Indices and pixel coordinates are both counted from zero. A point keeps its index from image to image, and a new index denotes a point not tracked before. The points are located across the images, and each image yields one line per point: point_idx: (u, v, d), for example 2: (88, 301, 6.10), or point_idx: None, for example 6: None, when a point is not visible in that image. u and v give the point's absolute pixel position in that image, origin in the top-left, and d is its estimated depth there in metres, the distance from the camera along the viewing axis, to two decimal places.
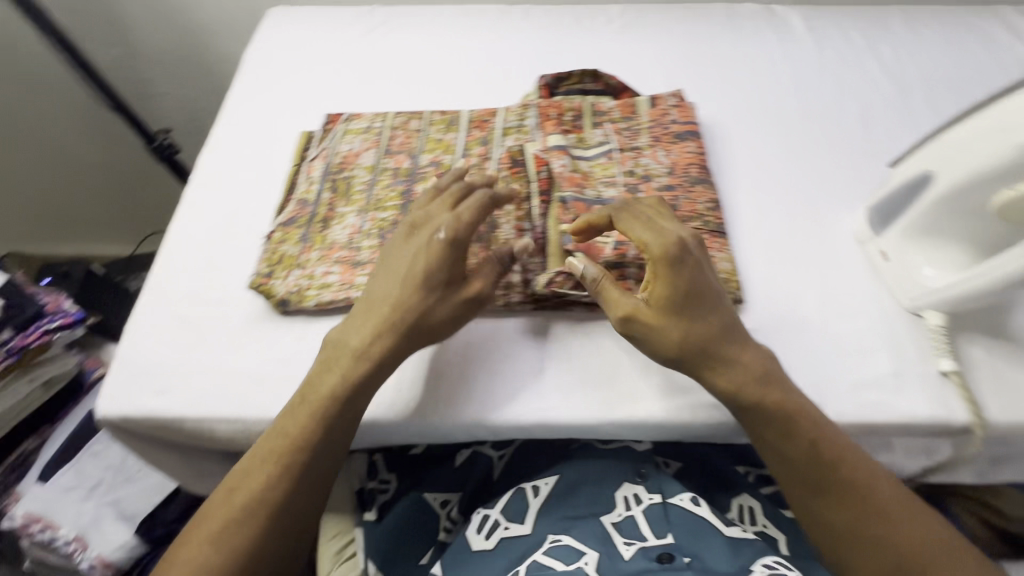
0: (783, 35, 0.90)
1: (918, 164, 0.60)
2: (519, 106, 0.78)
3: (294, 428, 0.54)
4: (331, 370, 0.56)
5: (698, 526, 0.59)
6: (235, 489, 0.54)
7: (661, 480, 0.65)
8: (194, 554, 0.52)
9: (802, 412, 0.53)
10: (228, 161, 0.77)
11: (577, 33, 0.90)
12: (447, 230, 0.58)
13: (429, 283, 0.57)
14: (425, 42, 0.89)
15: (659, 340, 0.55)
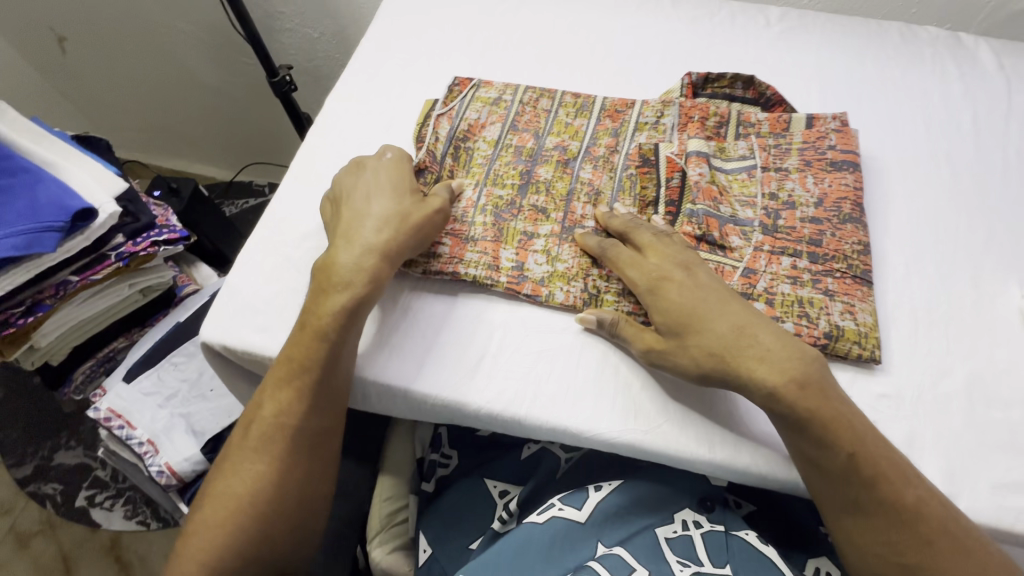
0: (967, 68, 0.79)
1: None
2: (660, 100, 0.72)
3: (299, 354, 0.54)
4: (326, 294, 0.55)
5: (763, 566, 0.53)
6: (251, 423, 0.55)
7: (725, 514, 0.60)
8: (228, 482, 0.53)
9: (863, 454, 0.48)
10: (353, 109, 0.76)
11: (730, 32, 0.83)
12: (394, 152, 0.64)
13: (396, 198, 0.59)
14: (565, 17, 0.85)
15: (678, 347, 0.53)
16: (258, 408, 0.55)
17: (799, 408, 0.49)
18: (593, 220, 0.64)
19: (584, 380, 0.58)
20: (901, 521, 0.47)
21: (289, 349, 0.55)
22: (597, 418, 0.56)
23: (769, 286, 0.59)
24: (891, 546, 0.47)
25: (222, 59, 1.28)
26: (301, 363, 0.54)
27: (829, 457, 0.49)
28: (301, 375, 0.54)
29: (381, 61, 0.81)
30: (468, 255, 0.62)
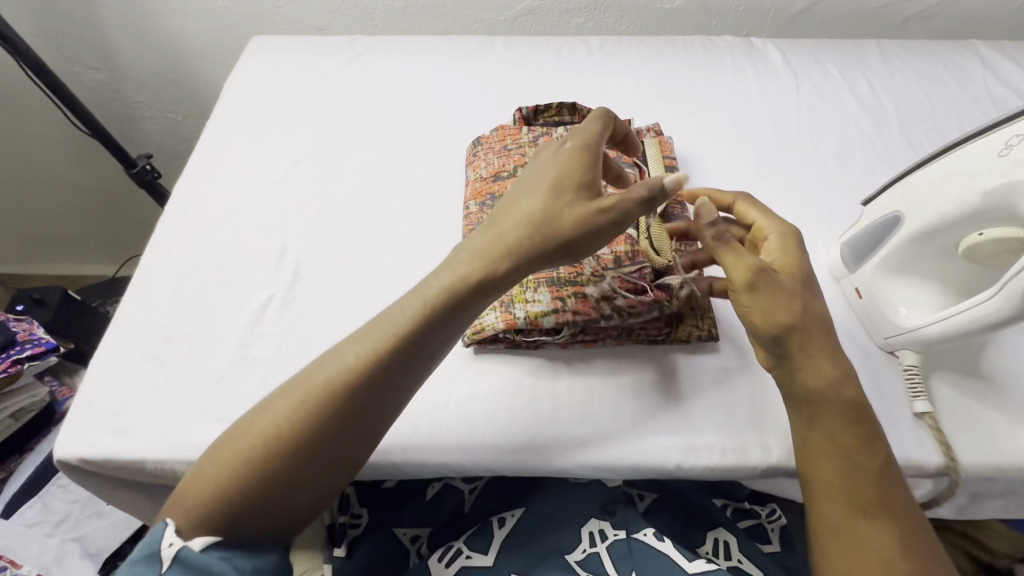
0: (760, 67, 0.91)
1: (888, 203, 0.57)
2: (498, 131, 0.76)
3: (322, 375, 0.48)
4: (411, 301, 0.50)
5: (663, 564, 0.58)
6: (328, 361, 0.49)
7: (627, 514, 0.63)
8: (277, 415, 0.47)
9: (865, 418, 0.50)
10: (205, 191, 0.76)
11: (557, 64, 0.91)
12: (573, 139, 0.52)
13: (557, 193, 0.50)
14: (406, 72, 0.90)
15: (796, 297, 0.51)
16: (258, 412, 0.49)
17: (849, 412, 0.49)
18: None
19: (459, 407, 0.59)
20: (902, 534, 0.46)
21: (334, 366, 0.48)
22: (472, 440, 0.58)
23: (595, 270, 0.61)
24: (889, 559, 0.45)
25: (84, 156, 1.24)
26: (332, 385, 0.48)
27: (851, 461, 0.48)
28: (328, 399, 0.47)
29: (230, 140, 0.82)
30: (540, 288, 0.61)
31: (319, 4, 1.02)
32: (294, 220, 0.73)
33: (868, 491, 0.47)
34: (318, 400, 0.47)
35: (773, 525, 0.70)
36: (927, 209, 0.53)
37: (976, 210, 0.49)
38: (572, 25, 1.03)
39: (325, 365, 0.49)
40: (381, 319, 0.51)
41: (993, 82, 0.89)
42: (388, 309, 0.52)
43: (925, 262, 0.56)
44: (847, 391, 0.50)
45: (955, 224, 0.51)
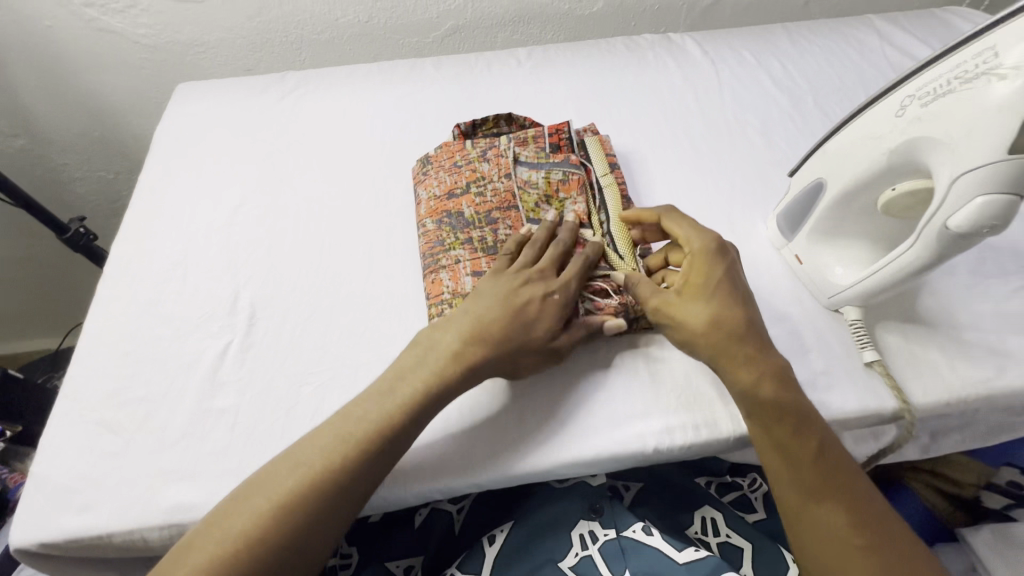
0: (681, 59, 0.96)
1: (812, 171, 0.61)
2: (442, 147, 0.75)
3: (289, 481, 0.48)
4: (373, 401, 0.53)
5: (654, 558, 0.60)
6: (296, 465, 0.49)
7: (616, 512, 0.64)
8: (247, 524, 0.46)
9: (802, 409, 0.53)
10: (146, 245, 0.74)
11: (490, 78, 0.93)
12: (559, 289, 0.59)
13: (511, 323, 0.56)
14: (341, 102, 0.90)
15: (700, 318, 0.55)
16: (215, 520, 0.47)
17: (781, 405, 0.52)
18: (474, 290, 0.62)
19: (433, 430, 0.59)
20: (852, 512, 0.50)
21: (300, 467, 0.49)
22: (452, 461, 0.58)
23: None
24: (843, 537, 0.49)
25: (13, 226, 1.18)
26: (295, 490, 0.48)
27: (794, 452, 0.51)
28: (299, 502, 0.47)
29: (167, 190, 0.80)
30: None
31: (244, 44, 1.01)
32: (243, 264, 0.71)
33: (811, 479, 0.50)
34: (282, 509, 0.47)
35: (756, 493, 0.74)
36: (842, 173, 0.56)
37: (885, 168, 0.53)
38: (500, 39, 1.06)
39: (286, 472, 0.49)
40: (348, 416, 0.52)
41: (891, 50, 0.96)
42: (353, 407, 0.53)
43: (852, 222, 0.59)
44: (778, 389, 0.53)
45: (870, 183, 0.54)
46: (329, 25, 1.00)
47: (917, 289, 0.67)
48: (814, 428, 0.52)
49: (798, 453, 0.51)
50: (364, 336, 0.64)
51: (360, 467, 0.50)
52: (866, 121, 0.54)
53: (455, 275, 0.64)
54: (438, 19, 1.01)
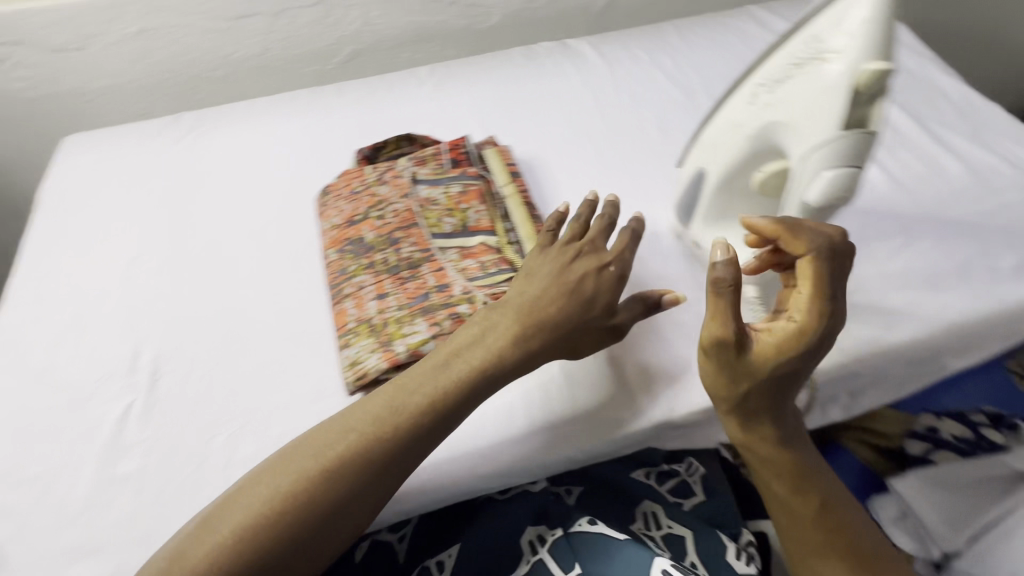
0: (578, 63, 0.98)
1: (693, 161, 0.63)
2: (343, 175, 0.76)
3: (338, 446, 0.50)
4: (414, 394, 0.53)
5: (603, 546, 0.62)
6: (324, 451, 0.50)
7: (562, 514, 0.67)
8: (275, 492, 0.48)
9: (804, 466, 0.58)
10: (35, 310, 0.70)
11: (392, 99, 0.93)
12: (614, 262, 0.61)
13: (566, 296, 0.58)
14: (240, 139, 0.88)
15: (757, 393, 0.53)
16: (249, 484, 0.49)
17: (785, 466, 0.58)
18: (378, 311, 0.62)
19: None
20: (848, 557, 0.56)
21: (338, 449, 0.50)
22: (417, 499, 0.59)
23: (465, 288, 0.63)
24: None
25: None
26: (333, 467, 0.49)
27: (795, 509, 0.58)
28: (334, 479, 0.49)
29: (57, 249, 0.76)
30: (417, 325, 0.60)
31: (134, 88, 0.97)
32: (145, 316, 0.68)
33: (816, 539, 0.57)
34: (322, 479, 0.49)
35: (693, 477, 0.76)
36: (717, 161, 0.59)
37: (751, 152, 0.55)
38: (402, 59, 1.06)
39: (339, 434, 0.51)
40: (393, 404, 0.52)
41: (771, 37, 1.02)
42: (407, 376, 0.54)
43: (735, 205, 0.62)
44: (776, 451, 0.57)
45: (741, 168, 0.57)
46: (223, 61, 0.97)
47: None
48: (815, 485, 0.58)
49: (801, 516, 0.57)
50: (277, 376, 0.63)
51: (385, 459, 0.50)
52: (729, 110, 0.56)
53: (360, 298, 0.64)
54: (336, 44, 1.00)
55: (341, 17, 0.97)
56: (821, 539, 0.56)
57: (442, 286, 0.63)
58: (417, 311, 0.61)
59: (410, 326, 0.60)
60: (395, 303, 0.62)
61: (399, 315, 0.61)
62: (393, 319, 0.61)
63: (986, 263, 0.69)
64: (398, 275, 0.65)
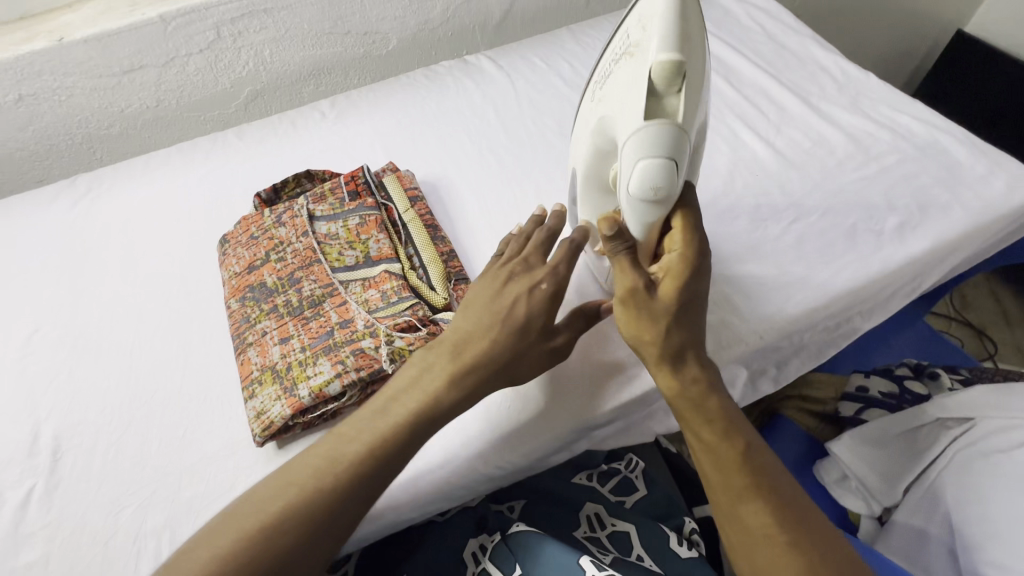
0: (478, 79, 1.00)
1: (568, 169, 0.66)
2: (242, 221, 0.74)
3: (273, 510, 0.47)
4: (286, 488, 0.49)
5: (540, 541, 0.61)
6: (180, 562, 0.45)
7: (502, 521, 0.67)
8: None
9: (732, 412, 0.52)
10: None
11: (294, 136, 0.92)
12: (547, 280, 0.58)
13: (501, 328, 0.56)
14: (139, 195, 0.86)
15: (670, 334, 0.53)
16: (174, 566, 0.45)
17: (705, 409, 0.52)
18: (281, 356, 0.61)
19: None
20: (782, 505, 0.49)
21: (189, 564, 0.45)
22: None
23: (367, 322, 0.62)
24: (779, 541, 0.48)
25: None
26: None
27: (718, 455, 0.51)
28: None
29: None
30: (321, 365, 0.59)
31: (24, 156, 0.94)
32: (44, 394, 0.66)
33: (740, 485, 0.49)
34: (245, 546, 0.45)
35: (634, 472, 0.76)
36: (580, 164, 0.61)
37: (603, 150, 0.57)
38: (306, 93, 1.06)
39: (272, 501, 0.48)
40: (267, 498, 0.48)
41: None
42: (347, 423, 0.53)
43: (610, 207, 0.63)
44: (703, 393, 0.52)
45: (601, 167, 0.59)
46: (116, 118, 0.95)
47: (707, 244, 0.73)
48: (741, 432, 0.51)
49: (731, 466, 0.50)
50: (186, 437, 0.61)
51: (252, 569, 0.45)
52: (583, 115, 0.60)
53: (261, 345, 0.63)
54: (233, 87, 0.99)
55: (232, 60, 0.96)
56: (745, 486, 0.49)
57: (344, 322, 0.63)
58: (320, 351, 0.61)
59: (314, 369, 0.59)
60: (297, 346, 0.62)
61: (301, 358, 0.61)
62: (296, 365, 0.60)
63: (871, 226, 0.73)
64: (299, 317, 0.64)
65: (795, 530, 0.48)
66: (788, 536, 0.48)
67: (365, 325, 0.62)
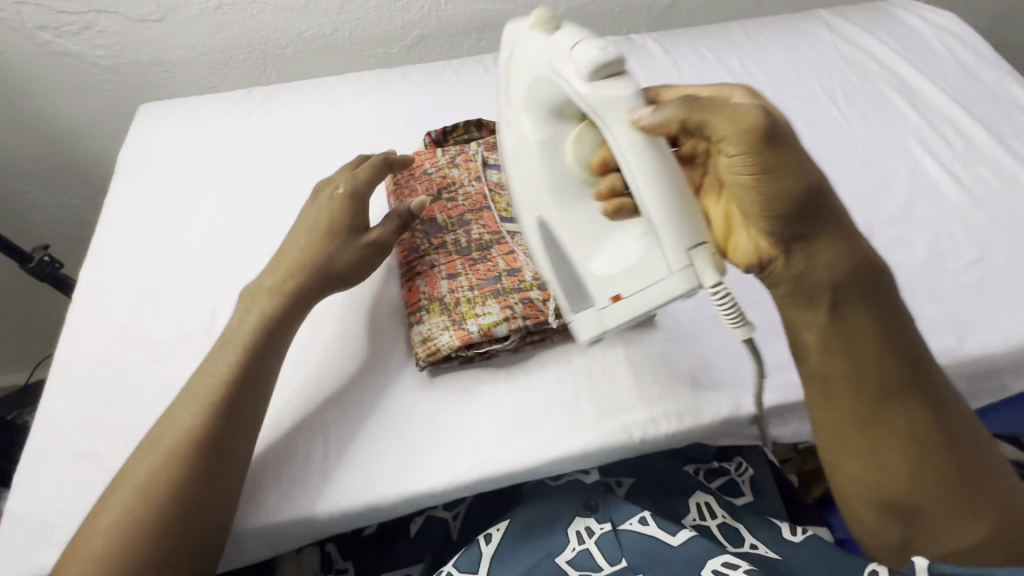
0: (644, 59, 0.98)
1: (530, 220, 0.59)
2: (414, 156, 0.77)
3: (228, 360, 0.56)
4: (188, 403, 0.53)
5: (651, 544, 0.60)
6: (141, 460, 0.51)
7: (611, 506, 0.65)
8: (122, 505, 0.48)
9: (874, 294, 0.49)
10: (119, 267, 0.72)
11: (458, 85, 0.94)
12: (343, 184, 0.66)
13: (363, 212, 0.65)
14: (310, 115, 0.90)
15: (801, 154, 0.47)
16: (162, 426, 0.52)
17: (864, 299, 0.49)
18: (450, 290, 0.64)
19: (429, 426, 0.59)
20: (930, 415, 0.50)
21: (151, 456, 0.51)
22: (472, 476, 0.56)
23: (536, 274, 0.64)
24: (919, 454, 0.49)
25: None
26: (154, 472, 0.49)
27: (876, 366, 0.49)
28: (163, 482, 0.49)
29: (132, 214, 0.78)
30: (490, 305, 0.62)
31: (206, 62, 1.00)
32: (218, 283, 0.70)
33: (874, 385, 0.49)
34: (184, 445, 0.51)
35: (742, 478, 0.74)
36: (546, 190, 0.57)
37: (550, 136, 0.56)
38: (466, 47, 1.07)
39: (222, 359, 0.56)
40: (183, 403, 0.54)
41: (840, 42, 1.01)
42: (231, 329, 0.58)
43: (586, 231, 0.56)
44: (844, 263, 0.48)
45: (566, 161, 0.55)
46: (294, 39, 1.00)
47: None
48: (885, 320, 0.50)
49: (886, 377, 0.49)
50: (349, 349, 0.65)
51: (195, 455, 0.50)
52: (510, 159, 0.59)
53: (430, 276, 0.65)
54: (403, 29, 1.02)
55: (410, 1, 0.99)
56: (898, 396, 0.49)
57: (514, 269, 0.64)
58: (489, 291, 0.63)
59: (483, 307, 0.62)
60: (466, 283, 0.64)
61: (471, 295, 0.63)
62: (462, 300, 0.63)
63: None
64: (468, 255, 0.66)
65: (940, 442, 0.49)
66: (927, 446, 0.49)
67: (534, 275, 0.64)
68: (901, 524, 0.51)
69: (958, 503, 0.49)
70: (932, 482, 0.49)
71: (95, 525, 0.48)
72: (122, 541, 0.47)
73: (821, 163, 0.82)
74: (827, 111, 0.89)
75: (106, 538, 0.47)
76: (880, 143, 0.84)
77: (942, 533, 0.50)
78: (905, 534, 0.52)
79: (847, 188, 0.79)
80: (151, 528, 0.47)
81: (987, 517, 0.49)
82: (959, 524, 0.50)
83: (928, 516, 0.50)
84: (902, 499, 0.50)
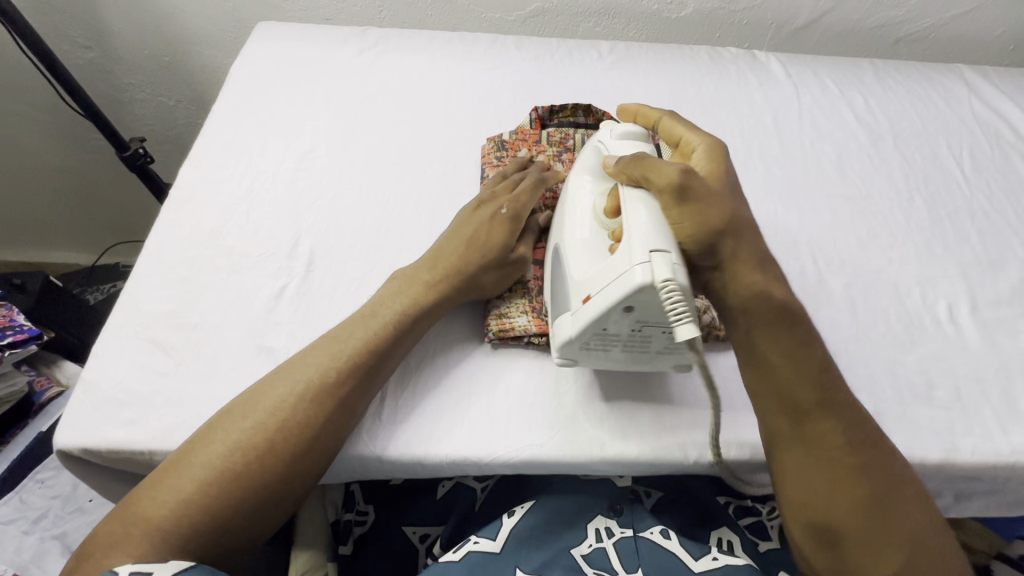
0: (763, 77, 0.94)
1: (555, 245, 0.61)
2: (519, 132, 0.77)
3: (375, 325, 0.57)
4: (333, 351, 0.54)
5: (671, 562, 0.55)
6: (272, 384, 0.52)
7: (635, 514, 0.60)
8: (247, 422, 0.50)
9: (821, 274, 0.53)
10: (218, 173, 0.74)
11: (571, 66, 0.93)
12: (508, 206, 0.65)
13: (513, 236, 0.64)
14: (419, 66, 0.90)
15: (714, 205, 0.51)
16: (300, 364, 0.53)
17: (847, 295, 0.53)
18: (531, 275, 0.65)
19: (508, 407, 0.58)
20: (848, 424, 0.50)
21: (285, 386, 0.52)
22: (525, 460, 0.56)
23: None
24: (837, 470, 0.48)
25: (67, 137, 1.18)
26: (283, 405, 0.51)
27: (804, 368, 0.50)
28: (289, 417, 0.50)
29: (237, 125, 0.80)
30: None
31: None
32: (307, 210, 0.71)
33: (797, 395, 0.50)
34: (320, 387, 0.52)
35: (773, 521, 0.66)
36: (564, 224, 0.59)
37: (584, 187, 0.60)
38: (581, 29, 1.06)
39: (367, 320, 0.57)
40: (328, 343, 0.55)
41: (977, 102, 0.94)
42: (379, 295, 0.60)
43: (577, 252, 0.55)
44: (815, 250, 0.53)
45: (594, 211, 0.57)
46: None
47: (978, 347, 0.66)
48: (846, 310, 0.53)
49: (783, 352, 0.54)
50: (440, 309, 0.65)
51: (328, 397, 0.52)
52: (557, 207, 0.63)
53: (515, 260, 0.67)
54: None
55: None
56: (810, 414, 0.49)
57: None
58: None
59: None
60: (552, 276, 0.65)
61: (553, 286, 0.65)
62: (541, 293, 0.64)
63: None
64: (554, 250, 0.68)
65: (856, 463, 0.49)
66: (842, 464, 0.49)
67: None
68: (830, 552, 0.48)
69: (879, 525, 0.47)
70: (847, 504, 0.48)
71: (215, 430, 0.49)
72: (251, 463, 0.48)
73: (934, 224, 0.78)
74: (950, 172, 0.84)
75: (235, 450, 0.48)
76: (1002, 218, 0.79)
77: (866, 565, 0.47)
78: (835, 564, 0.48)
79: (958, 257, 0.74)
80: (260, 454, 0.48)
81: (907, 542, 0.47)
82: (882, 555, 0.47)
83: (853, 543, 0.47)
84: (827, 520, 0.48)
